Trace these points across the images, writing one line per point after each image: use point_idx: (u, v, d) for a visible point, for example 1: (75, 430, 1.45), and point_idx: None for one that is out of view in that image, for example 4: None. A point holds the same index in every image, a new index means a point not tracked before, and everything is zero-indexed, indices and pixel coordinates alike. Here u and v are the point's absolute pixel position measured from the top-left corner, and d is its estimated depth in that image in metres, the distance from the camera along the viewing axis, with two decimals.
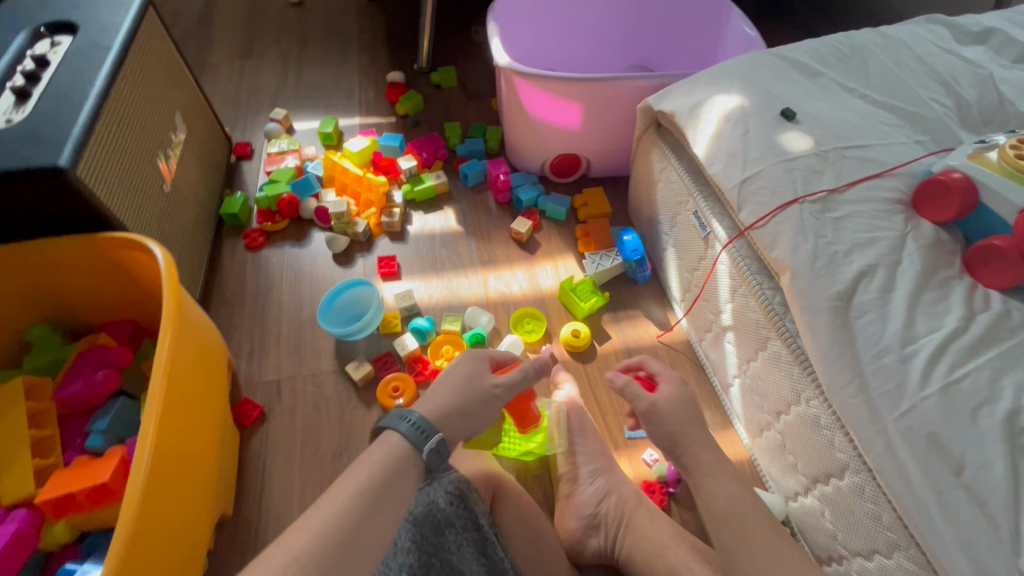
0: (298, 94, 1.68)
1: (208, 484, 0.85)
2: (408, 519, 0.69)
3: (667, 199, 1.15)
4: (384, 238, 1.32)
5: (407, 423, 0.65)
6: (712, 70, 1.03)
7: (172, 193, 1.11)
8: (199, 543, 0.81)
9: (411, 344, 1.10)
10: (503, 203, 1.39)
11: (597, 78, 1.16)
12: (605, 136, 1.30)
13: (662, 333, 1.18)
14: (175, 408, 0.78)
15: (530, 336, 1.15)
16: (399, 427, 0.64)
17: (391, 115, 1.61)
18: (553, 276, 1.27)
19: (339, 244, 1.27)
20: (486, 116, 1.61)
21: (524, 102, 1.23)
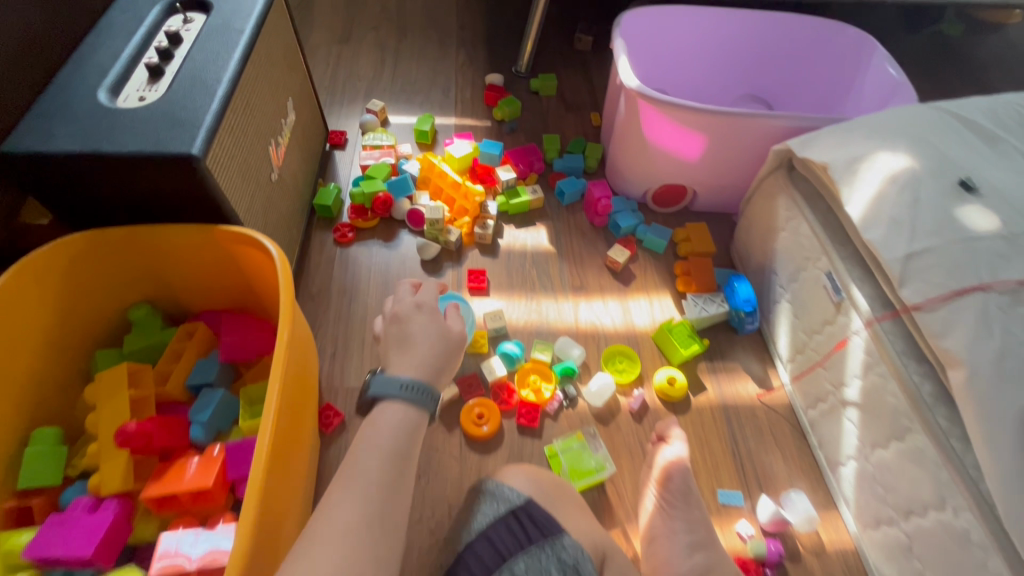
0: (394, 85, 1.64)
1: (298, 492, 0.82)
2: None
3: (789, 251, 1.07)
4: (474, 249, 1.28)
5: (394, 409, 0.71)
6: (870, 120, 0.94)
7: (278, 182, 1.09)
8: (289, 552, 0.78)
9: (500, 371, 1.05)
10: (599, 227, 1.33)
11: (731, 112, 1.08)
12: (721, 172, 1.22)
13: (763, 393, 1.10)
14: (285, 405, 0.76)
15: (622, 377, 1.09)
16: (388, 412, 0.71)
17: (487, 118, 1.57)
18: (647, 312, 1.20)
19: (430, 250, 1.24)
20: (585, 130, 1.54)
21: (645, 127, 1.17)
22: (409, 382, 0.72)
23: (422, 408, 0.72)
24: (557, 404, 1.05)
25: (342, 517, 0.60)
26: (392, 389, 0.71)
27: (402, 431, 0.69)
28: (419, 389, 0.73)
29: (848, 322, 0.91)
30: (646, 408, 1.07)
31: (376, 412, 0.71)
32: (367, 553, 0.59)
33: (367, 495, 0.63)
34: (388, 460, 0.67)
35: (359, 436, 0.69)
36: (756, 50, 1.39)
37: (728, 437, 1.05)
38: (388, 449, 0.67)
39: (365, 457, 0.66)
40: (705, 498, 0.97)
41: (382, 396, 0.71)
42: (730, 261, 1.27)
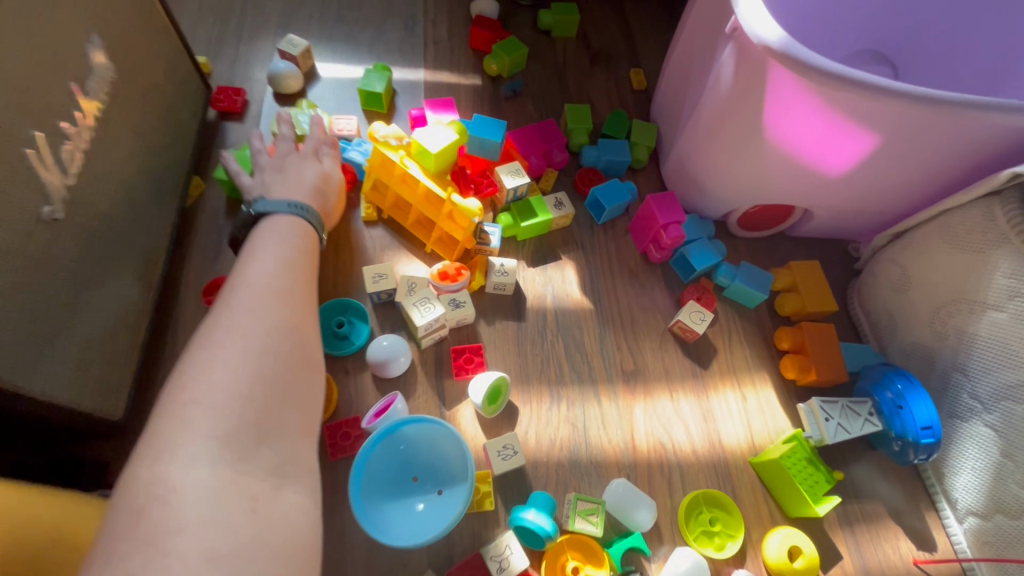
0: (326, 11, 1.04)
1: None
2: None
3: (1008, 351, 0.63)
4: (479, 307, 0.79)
5: (287, 206, 0.59)
6: None
7: (67, 218, 0.53)
8: None
9: (521, 563, 0.61)
10: (655, 262, 0.85)
11: (941, 98, 0.59)
12: (871, 193, 0.74)
13: (923, 558, 0.70)
14: None
15: (713, 548, 0.66)
16: (282, 212, 0.59)
17: (475, 73, 1.01)
18: (739, 417, 0.75)
19: (404, 356, 0.71)
20: (624, 98, 1.01)
21: (766, 114, 0.67)
22: (295, 201, 0.60)
23: (315, 230, 0.61)
24: None
25: (216, 371, 0.40)
26: (278, 208, 0.59)
27: (280, 266, 0.51)
28: (304, 208, 0.61)
29: None
30: None
31: (258, 232, 0.57)
32: (247, 421, 0.39)
33: (250, 361, 0.42)
34: (275, 297, 0.47)
35: (242, 262, 0.51)
36: None
37: None
38: (281, 285, 0.49)
39: (235, 287, 0.48)
40: None
41: (267, 219, 0.58)
42: (856, 325, 0.83)
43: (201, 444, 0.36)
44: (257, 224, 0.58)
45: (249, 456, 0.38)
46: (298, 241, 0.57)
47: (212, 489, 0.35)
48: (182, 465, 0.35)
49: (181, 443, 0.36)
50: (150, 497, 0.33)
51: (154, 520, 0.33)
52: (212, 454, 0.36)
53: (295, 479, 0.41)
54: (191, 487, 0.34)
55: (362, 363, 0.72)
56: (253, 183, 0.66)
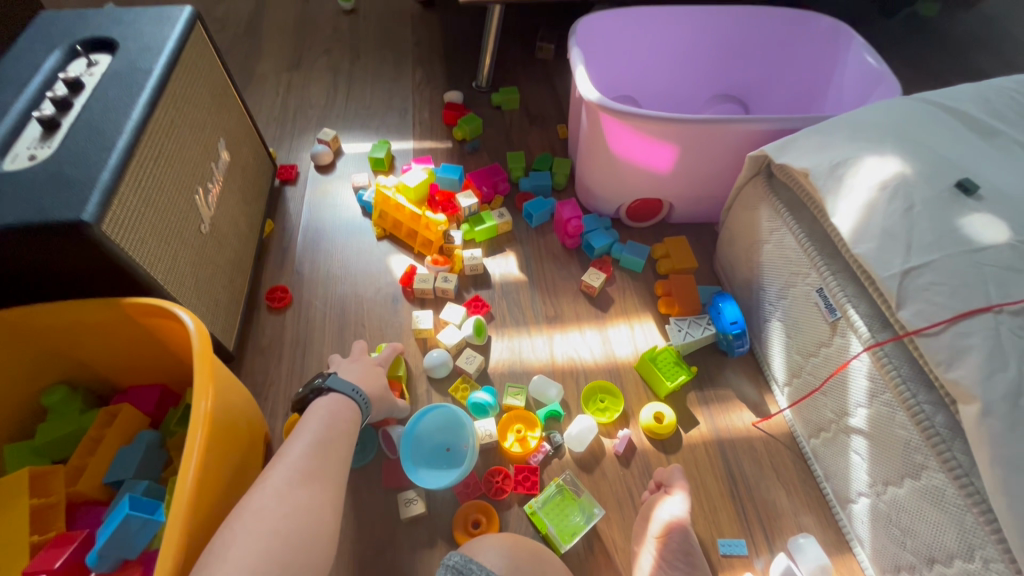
0: (348, 111, 1.55)
1: None
2: None
3: (775, 266, 0.98)
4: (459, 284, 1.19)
5: (351, 389, 0.84)
6: (853, 119, 0.85)
7: (210, 232, 0.98)
8: None
9: (481, 426, 0.95)
10: (571, 248, 1.24)
11: (699, 118, 0.99)
12: (696, 182, 1.13)
13: (759, 421, 1.01)
14: (206, 493, 0.69)
15: (603, 417, 0.99)
16: (345, 390, 0.83)
17: (448, 139, 1.47)
18: (629, 342, 1.10)
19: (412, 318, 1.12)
20: (552, 144, 1.45)
21: (609, 140, 1.08)
22: (358, 386, 0.84)
23: (361, 413, 0.83)
24: (543, 455, 0.95)
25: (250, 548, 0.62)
26: (344, 390, 0.83)
27: (315, 448, 0.74)
28: (362, 395, 0.84)
29: (846, 345, 0.82)
30: (633, 449, 0.97)
31: (316, 407, 0.80)
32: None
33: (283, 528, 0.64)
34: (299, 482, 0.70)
35: (286, 447, 0.74)
36: (725, 49, 1.31)
37: (725, 475, 0.95)
38: (303, 475, 0.71)
39: (280, 467, 0.71)
40: (705, 550, 0.88)
41: (330, 396, 0.82)
42: (714, 276, 1.18)
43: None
44: (321, 398, 0.82)
45: None
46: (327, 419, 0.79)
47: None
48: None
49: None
50: None
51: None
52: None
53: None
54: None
55: (376, 322, 1.13)
56: (340, 359, 0.93)
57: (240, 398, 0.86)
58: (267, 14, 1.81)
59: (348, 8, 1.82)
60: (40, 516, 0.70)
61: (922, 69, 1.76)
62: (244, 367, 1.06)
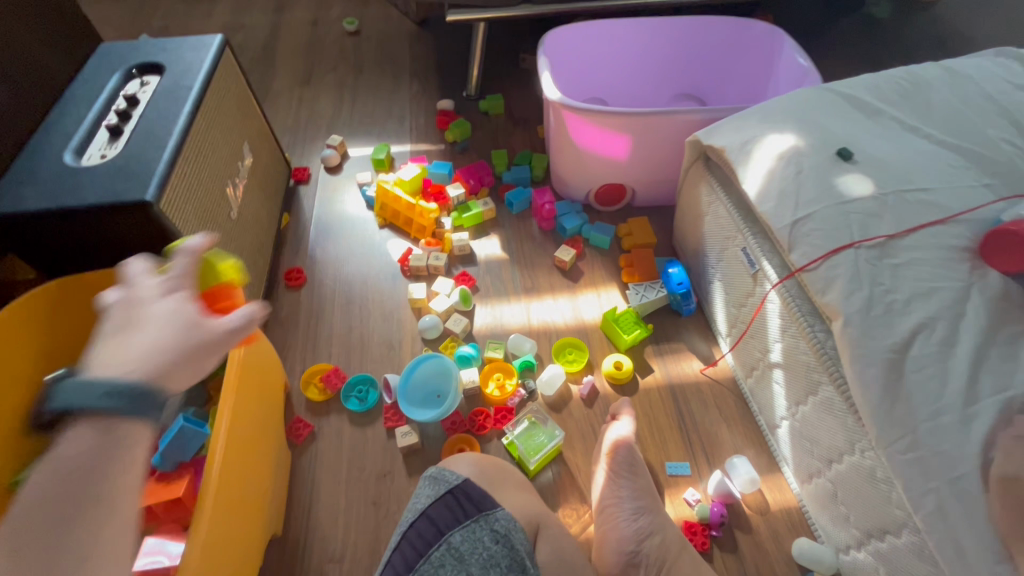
0: (353, 120, 1.76)
1: (259, 482, 0.91)
2: (476, 518, 0.77)
3: (714, 234, 1.14)
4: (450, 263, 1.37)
5: (99, 393, 0.46)
6: (765, 106, 1.02)
7: (238, 219, 1.18)
8: (255, 533, 0.89)
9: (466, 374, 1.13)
10: (547, 230, 1.42)
11: (645, 112, 1.17)
12: (651, 167, 1.30)
13: (706, 368, 1.17)
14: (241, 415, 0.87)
15: (571, 366, 1.16)
16: (88, 399, 0.45)
17: (441, 142, 1.67)
18: (595, 306, 1.27)
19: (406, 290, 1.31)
20: (532, 143, 1.64)
21: (572, 134, 1.26)
22: (112, 385, 0.46)
23: (148, 418, 0.48)
24: (519, 398, 1.12)
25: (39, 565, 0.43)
26: (86, 394, 0.46)
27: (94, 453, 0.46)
28: (134, 393, 0.47)
29: (764, 292, 0.98)
30: (596, 393, 1.14)
31: (83, 429, 0.46)
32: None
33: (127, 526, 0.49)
34: (73, 480, 0.45)
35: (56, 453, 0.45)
36: (679, 54, 1.49)
37: (675, 413, 1.11)
38: (82, 474, 0.46)
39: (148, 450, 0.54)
40: (655, 471, 1.04)
41: (64, 404, 0.45)
42: (671, 250, 1.35)
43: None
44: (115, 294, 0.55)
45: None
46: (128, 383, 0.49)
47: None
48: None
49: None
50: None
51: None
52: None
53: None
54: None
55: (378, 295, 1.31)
56: (114, 303, 0.54)
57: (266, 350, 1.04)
58: (281, 39, 2.04)
59: (352, 31, 2.05)
60: None
61: (875, 65, 1.92)
62: (267, 334, 1.25)
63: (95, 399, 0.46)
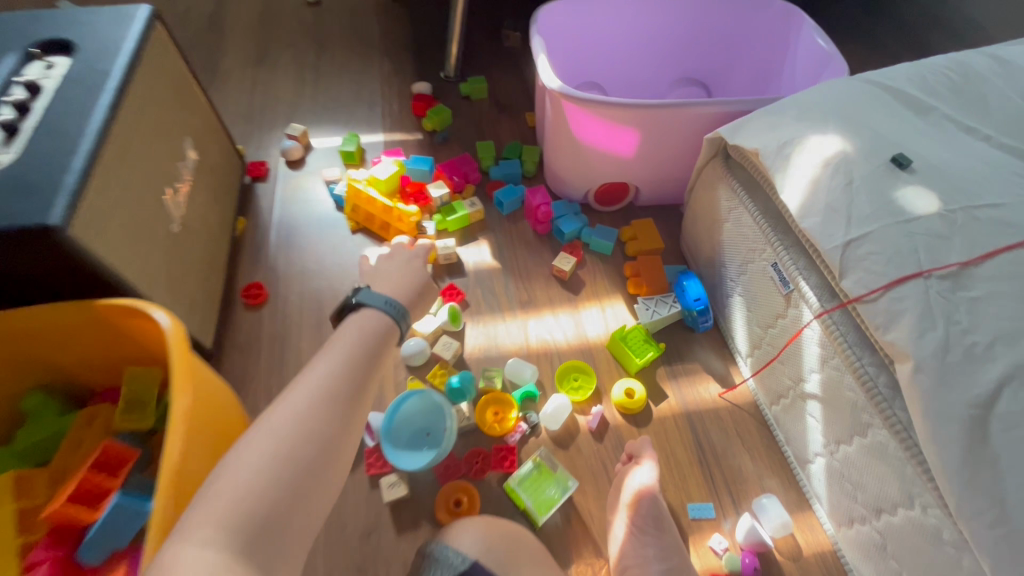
0: (316, 105, 1.55)
1: None
2: None
3: (735, 243, 1.02)
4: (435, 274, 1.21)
5: (383, 302, 0.79)
6: (800, 100, 0.89)
7: (181, 231, 0.99)
8: None
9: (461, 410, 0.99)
10: (543, 234, 1.27)
11: (657, 103, 1.02)
12: (659, 165, 1.16)
13: (725, 392, 1.06)
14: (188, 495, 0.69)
15: (577, 395, 1.03)
16: (377, 304, 0.79)
17: (418, 131, 1.48)
18: (600, 322, 1.14)
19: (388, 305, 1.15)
20: (521, 132, 1.47)
21: (573, 127, 1.11)
22: (391, 299, 0.80)
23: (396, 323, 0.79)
24: (520, 434, 0.99)
25: (243, 473, 0.60)
26: (377, 302, 0.79)
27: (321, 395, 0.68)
28: (399, 308, 0.80)
29: (799, 315, 0.87)
30: (606, 425, 1.01)
31: (352, 321, 0.77)
32: (257, 516, 0.58)
33: (268, 473, 0.61)
34: (320, 403, 0.68)
35: (288, 392, 0.68)
36: (684, 33, 1.34)
37: (693, 445, 1.00)
38: (336, 393, 0.69)
39: (274, 420, 0.65)
40: (676, 515, 0.93)
41: (363, 308, 0.78)
42: (680, 255, 1.22)
43: (214, 532, 0.55)
44: (354, 313, 0.78)
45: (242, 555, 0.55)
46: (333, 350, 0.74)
47: (213, 560, 0.53)
48: (198, 545, 0.54)
49: (201, 535, 0.55)
50: None
51: (186, 556, 0.53)
52: (219, 543, 0.55)
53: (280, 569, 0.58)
54: (199, 565, 0.52)
55: None
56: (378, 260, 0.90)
57: (219, 391, 0.86)
58: (228, 8, 1.79)
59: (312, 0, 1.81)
60: (25, 520, 0.71)
61: None
62: (223, 364, 1.08)
63: (379, 305, 0.79)
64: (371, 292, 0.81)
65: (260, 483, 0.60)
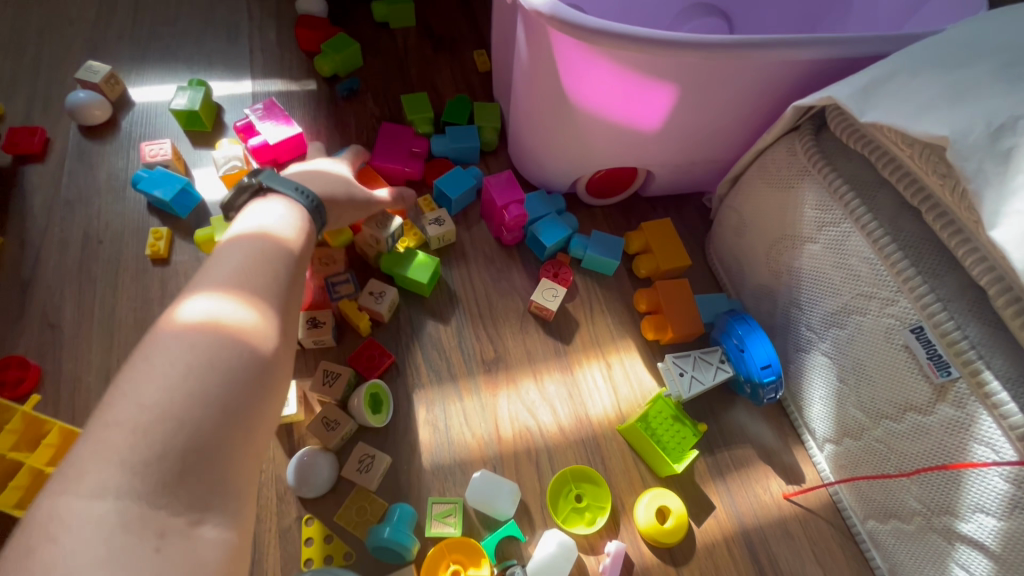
0: (137, 31, 0.97)
1: None
2: None
3: (828, 278, 0.64)
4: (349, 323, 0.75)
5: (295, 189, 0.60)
6: (992, 40, 0.49)
7: None
8: None
9: None
10: (510, 244, 0.83)
11: (712, 42, 0.59)
12: (692, 141, 0.75)
13: (793, 491, 0.72)
14: None
15: (582, 525, 0.65)
16: (287, 191, 0.59)
17: (306, 77, 0.95)
18: (608, 389, 0.74)
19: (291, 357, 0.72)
20: (471, 81, 0.99)
21: (563, 78, 0.66)
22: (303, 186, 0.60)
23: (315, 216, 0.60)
24: None
25: (150, 390, 0.38)
26: (283, 189, 0.59)
27: (251, 261, 0.49)
28: (312, 199, 0.60)
29: (964, 420, 0.52)
30: (629, 568, 0.65)
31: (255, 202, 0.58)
32: (179, 448, 0.37)
33: (181, 373, 0.39)
34: (240, 301, 0.46)
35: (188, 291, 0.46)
36: None
37: None
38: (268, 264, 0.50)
39: (207, 274, 0.47)
40: None
41: (269, 194, 0.59)
42: (713, 275, 0.83)
43: (120, 477, 0.35)
44: (260, 199, 0.58)
45: (172, 486, 0.36)
46: (203, 315, 0.43)
47: (120, 527, 0.34)
48: (91, 495, 0.34)
49: (87, 474, 0.35)
50: (43, 535, 0.33)
51: (44, 559, 0.32)
52: (132, 490, 0.35)
53: (219, 512, 0.38)
54: (93, 524, 0.33)
55: None
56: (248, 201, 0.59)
57: None
58: None
59: None
60: None
61: None
62: None
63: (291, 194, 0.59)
64: (274, 176, 0.60)
65: (180, 391, 0.38)
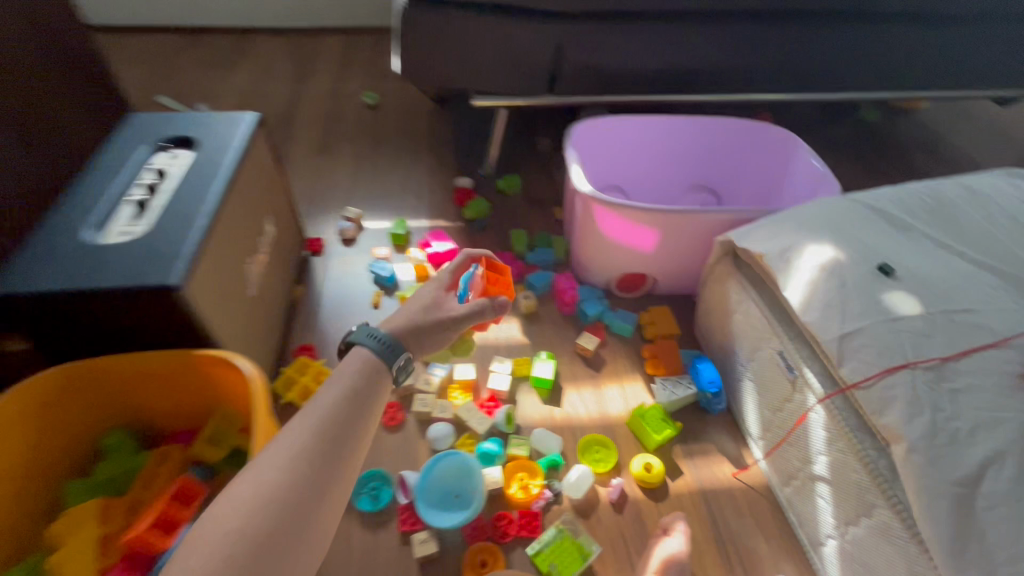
0: (370, 192, 1.75)
1: None
2: None
3: (745, 332, 1.12)
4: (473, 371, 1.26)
5: (373, 338, 0.73)
6: (797, 213, 1.04)
7: (256, 297, 1.13)
8: None
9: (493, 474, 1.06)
10: (568, 314, 1.39)
11: (673, 209, 1.19)
12: (675, 259, 1.31)
13: (738, 472, 1.12)
14: None
15: (599, 466, 1.10)
16: (366, 342, 0.73)
17: (458, 219, 1.67)
18: (622, 400, 1.22)
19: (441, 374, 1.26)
20: (551, 224, 1.65)
21: (599, 224, 1.27)
22: (377, 332, 0.74)
23: (385, 360, 0.72)
24: (544, 501, 1.05)
25: (251, 487, 0.54)
26: (361, 336, 0.74)
27: (345, 399, 0.65)
28: (390, 345, 0.74)
29: (804, 401, 0.96)
30: (626, 497, 1.07)
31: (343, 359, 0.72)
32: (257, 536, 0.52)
33: (283, 489, 0.55)
34: (329, 438, 0.61)
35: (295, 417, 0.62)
36: (698, 148, 1.55)
37: (710, 524, 1.05)
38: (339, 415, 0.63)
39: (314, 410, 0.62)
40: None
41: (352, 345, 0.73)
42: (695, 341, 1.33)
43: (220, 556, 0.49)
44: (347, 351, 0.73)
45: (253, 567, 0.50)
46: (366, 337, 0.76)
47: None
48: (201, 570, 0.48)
49: (190, 556, 0.49)
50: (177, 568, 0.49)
51: None
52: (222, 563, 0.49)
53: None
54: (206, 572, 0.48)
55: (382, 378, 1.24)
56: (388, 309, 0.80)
57: None
58: (300, 108, 2.08)
59: (372, 104, 2.10)
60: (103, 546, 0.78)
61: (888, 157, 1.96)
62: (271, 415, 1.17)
63: (366, 338, 0.73)
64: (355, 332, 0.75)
65: (272, 489, 0.55)
